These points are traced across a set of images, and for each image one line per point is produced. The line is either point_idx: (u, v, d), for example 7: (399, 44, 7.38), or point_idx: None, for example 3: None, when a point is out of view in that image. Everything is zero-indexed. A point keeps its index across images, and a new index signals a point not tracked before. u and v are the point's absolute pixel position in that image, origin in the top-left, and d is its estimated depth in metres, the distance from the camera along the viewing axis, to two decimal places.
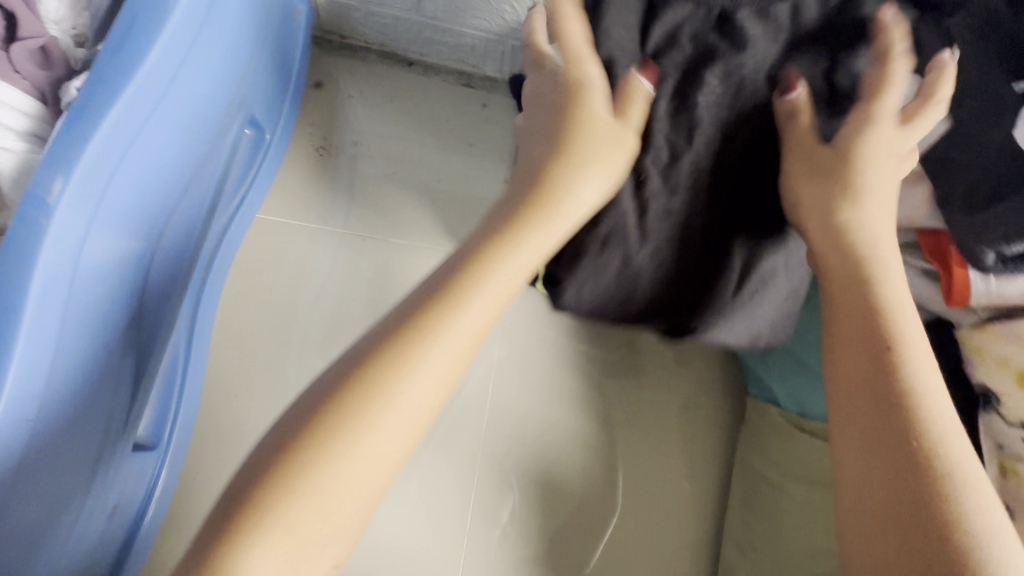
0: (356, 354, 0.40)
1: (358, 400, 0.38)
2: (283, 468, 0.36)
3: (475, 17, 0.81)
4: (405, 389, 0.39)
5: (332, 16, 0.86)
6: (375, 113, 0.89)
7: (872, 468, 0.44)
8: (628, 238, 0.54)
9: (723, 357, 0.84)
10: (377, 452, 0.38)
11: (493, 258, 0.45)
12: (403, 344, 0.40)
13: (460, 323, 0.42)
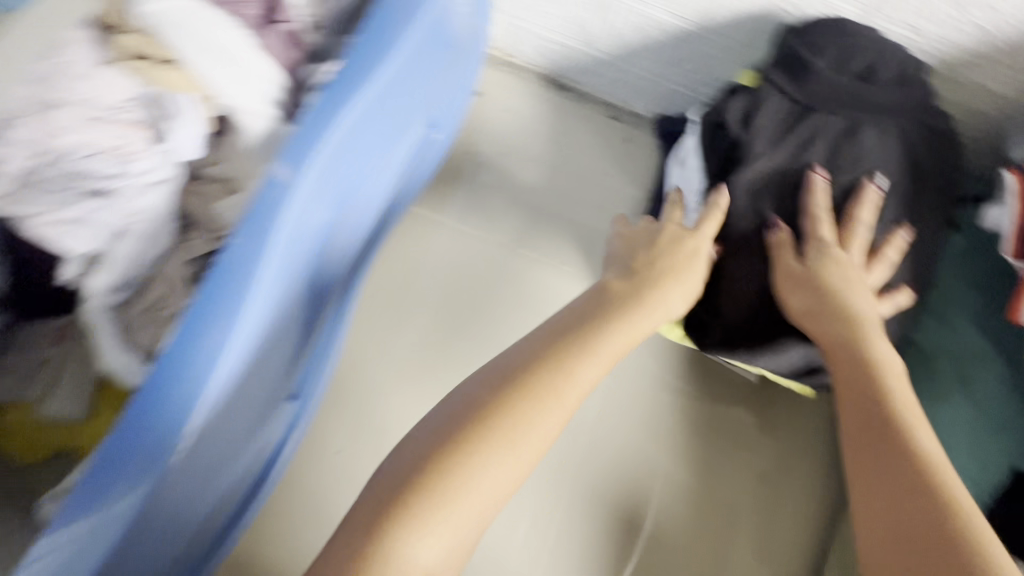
0: (475, 394, 0.51)
1: (493, 436, 0.49)
2: (424, 484, 0.46)
3: (643, 55, 0.84)
4: (531, 427, 0.50)
5: (506, 35, 0.92)
6: (522, 128, 0.94)
7: (893, 494, 0.50)
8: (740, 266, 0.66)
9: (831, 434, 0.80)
10: (498, 476, 0.48)
11: (621, 322, 0.58)
12: (533, 402, 0.51)
13: (579, 386, 0.53)
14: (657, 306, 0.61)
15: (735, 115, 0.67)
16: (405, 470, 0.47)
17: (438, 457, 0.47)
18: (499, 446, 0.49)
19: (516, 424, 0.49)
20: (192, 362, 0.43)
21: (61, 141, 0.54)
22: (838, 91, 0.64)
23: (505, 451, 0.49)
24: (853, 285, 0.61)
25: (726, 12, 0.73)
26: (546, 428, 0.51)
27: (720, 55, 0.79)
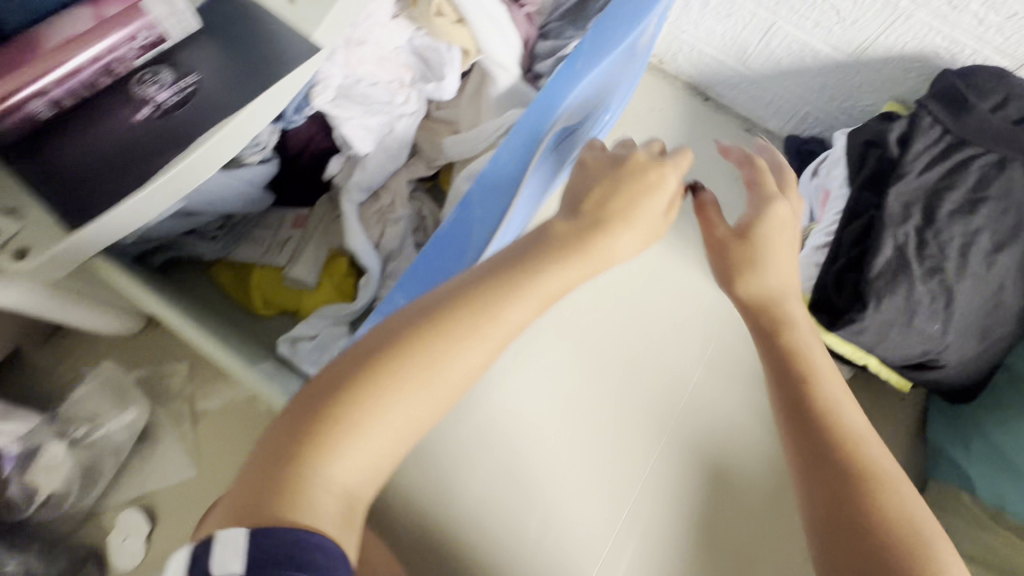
0: (365, 348, 0.39)
1: (395, 383, 0.38)
2: (326, 428, 0.36)
3: (791, 78, 0.95)
4: (444, 369, 0.39)
5: (665, 44, 1.05)
6: (664, 127, 1.07)
7: (820, 479, 0.48)
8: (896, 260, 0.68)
9: (916, 441, 0.87)
10: (410, 420, 0.39)
11: (537, 271, 0.42)
12: (399, 334, 0.39)
13: (502, 325, 0.41)
14: (597, 207, 0.46)
15: (893, 136, 0.74)
16: (286, 435, 0.37)
17: (306, 430, 0.37)
18: (387, 403, 0.38)
19: (402, 364, 0.38)
20: (459, 239, 0.57)
21: (359, 70, 0.66)
22: (995, 130, 0.69)
23: (388, 409, 0.38)
24: (786, 242, 0.54)
25: (881, 50, 0.83)
26: (375, 346, 0.39)
27: (865, 86, 0.89)
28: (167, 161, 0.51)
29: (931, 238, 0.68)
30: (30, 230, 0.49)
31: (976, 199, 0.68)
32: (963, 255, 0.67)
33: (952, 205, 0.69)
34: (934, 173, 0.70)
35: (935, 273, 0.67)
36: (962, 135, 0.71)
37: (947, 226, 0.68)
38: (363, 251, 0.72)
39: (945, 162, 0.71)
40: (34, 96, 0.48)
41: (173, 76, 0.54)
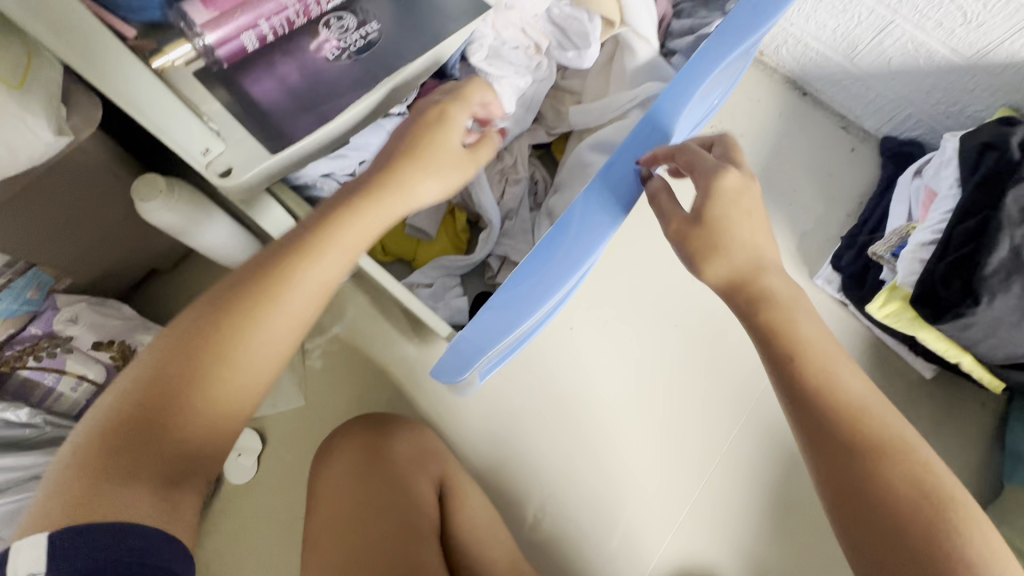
0: (218, 295, 0.44)
1: (235, 334, 0.43)
2: (187, 368, 0.41)
3: (899, 77, 0.96)
4: (265, 325, 0.43)
5: (770, 35, 1.05)
6: (761, 117, 1.08)
7: (832, 455, 0.47)
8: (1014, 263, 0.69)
9: (991, 444, 0.89)
10: (245, 383, 0.43)
11: (349, 209, 0.48)
12: (241, 298, 0.43)
13: (310, 284, 0.45)
14: (402, 153, 0.51)
15: (1014, 140, 0.75)
16: (145, 387, 0.40)
17: (161, 394, 0.40)
18: (238, 354, 0.43)
19: (262, 308, 0.43)
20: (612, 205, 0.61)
21: (504, 30, 0.69)
22: None
23: (240, 355, 0.43)
24: (742, 213, 0.53)
25: (1004, 55, 0.84)
26: (244, 302, 0.43)
27: (978, 90, 0.90)
28: (353, 101, 0.56)
29: None
30: (233, 152, 0.53)
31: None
32: None
33: None
34: None
35: None
36: None
37: None
38: (488, 205, 0.75)
39: None
40: (248, 31, 0.53)
41: (357, 22, 0.59)
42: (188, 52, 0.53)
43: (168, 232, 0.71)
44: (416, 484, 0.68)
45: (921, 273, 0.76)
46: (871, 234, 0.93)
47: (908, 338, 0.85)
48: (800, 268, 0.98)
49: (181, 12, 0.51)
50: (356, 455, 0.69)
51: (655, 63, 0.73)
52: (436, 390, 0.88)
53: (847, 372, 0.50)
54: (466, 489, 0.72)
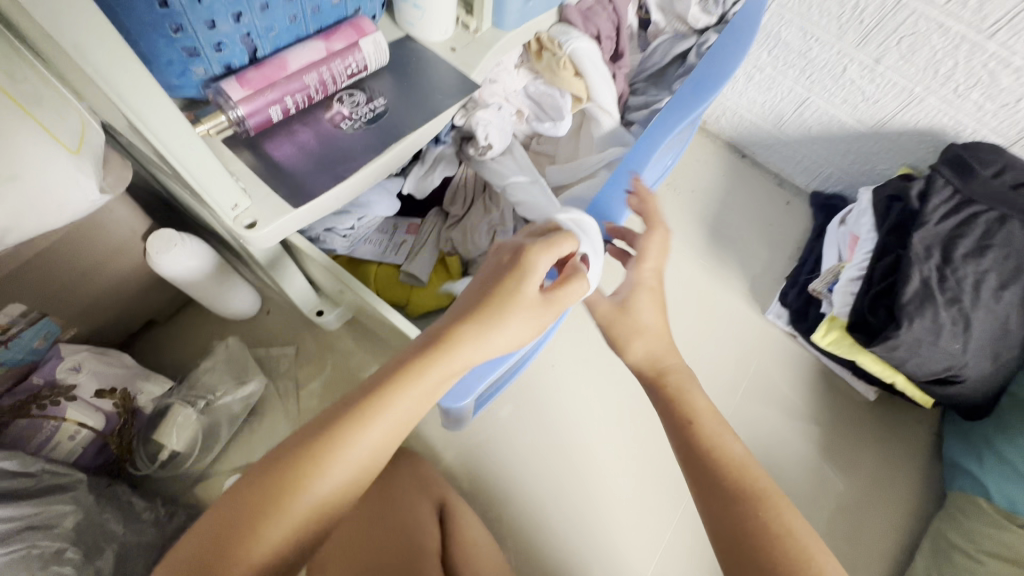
0: (331, 411, 0.43)
1: (335, 450, 0.41)
2: (286, 479, 0.40)
3: (819, 142, 1.13)
4: (352, 450, 0.42)
5: (711, 108, 1.23)
6: (708, 175, 1.23)
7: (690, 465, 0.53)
8: (927, 294, 0.81)
9: (930, 456, 1.00)
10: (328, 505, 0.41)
11: (459, 349, 0.45)
12: (351, 422, 0.42)
13: (372, 435, 0.43)
14: (494, 296, 0.47)
15: (913, 192, 0.90)
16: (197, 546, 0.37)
17: (264, 500, 0.39)
18: (335, 465, 0.41)
19: (363, 425, 0.43)
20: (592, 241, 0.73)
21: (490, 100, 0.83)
22: (994, 193, 0.86)
23: (338, 466, 0.41)
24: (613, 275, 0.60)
25: (898, 124, 1.01)
26: (352, 423, 0.42)
27: (882, 153, 1.07)
28: (365, 162, 0.65)
29: (952, 277, 0.82)
30: (259, 207, 0.60)
31: (983, 245, 0.84)
32: (977, 290, 0.82)
33: (965, 249, 0.84)
34: (947, 224, 0.86)
35: (955, 305, 0.80)
36: (967, 194, 0.87)
37: (963, 267, 0.83)
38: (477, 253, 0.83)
39: (956, 214, 0.87)
40: (275, 105, 0.62)
41: (366, 98, 0.69)
42: (220, 122, 0.61)
43: (179, 284, 0.78)
44: (419, 510, 0.72)
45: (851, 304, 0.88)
46: (810, 274, 1.06)
47: (849, 363, 0.96)
48: (753, 305, 1.10)
49: (217, 89, 0.60)
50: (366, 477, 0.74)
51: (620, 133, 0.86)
52: (429, 428, 0.93)
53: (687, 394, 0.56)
54: (465, 513, 0.77)
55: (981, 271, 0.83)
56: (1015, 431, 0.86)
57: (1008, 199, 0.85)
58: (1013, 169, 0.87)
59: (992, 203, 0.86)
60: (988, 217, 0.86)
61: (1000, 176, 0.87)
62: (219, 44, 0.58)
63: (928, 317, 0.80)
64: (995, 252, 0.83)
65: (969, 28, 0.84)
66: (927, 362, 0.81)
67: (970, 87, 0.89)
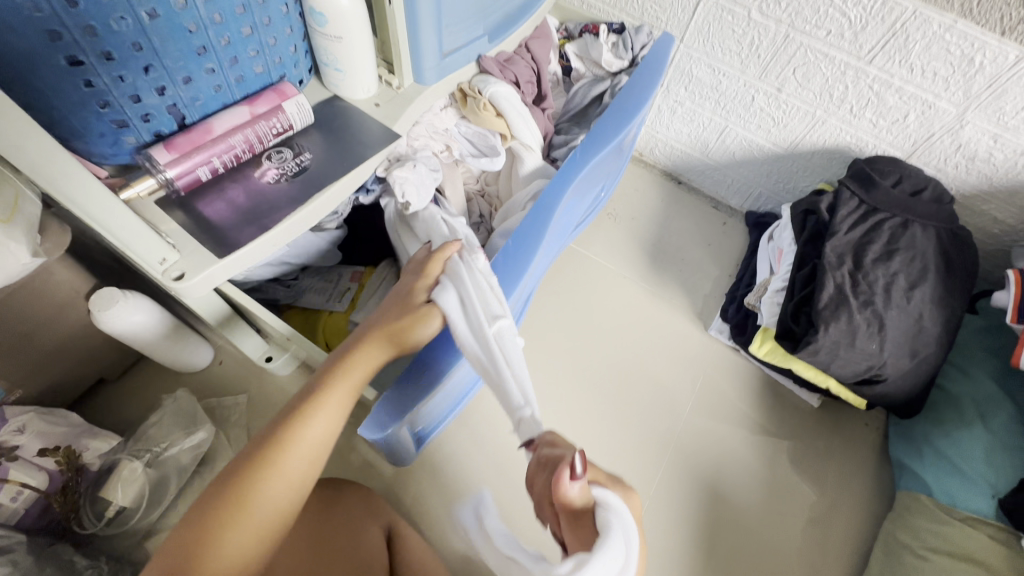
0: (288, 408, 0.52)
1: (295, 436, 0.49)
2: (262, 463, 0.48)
3: (744, 166, 1.20)
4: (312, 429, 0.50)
5: (644, 141, 1.32)
6: (647, 203, 1.30)
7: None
8: (843, 298, 0.85)
9: (879, 459, 1.02)
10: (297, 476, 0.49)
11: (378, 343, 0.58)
12: (305, 410, 0.51)
13: (320, 426, 0.51)
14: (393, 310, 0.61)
15: (824, 205, 0.96)
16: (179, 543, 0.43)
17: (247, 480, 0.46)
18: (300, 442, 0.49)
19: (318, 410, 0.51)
20: (512, 269, 0.78)
21: (415, 142, 0.88)
22: (894, 200, 0.92)
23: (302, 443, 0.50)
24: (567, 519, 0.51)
25: (809, 145, 1.08)
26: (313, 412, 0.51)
27: (801, 172, 1.14)
28: (290, 212, 0.70)
29: (865, 281, 0.87)
30: (186, 260, 0.64)
31: (891, 250, 0.89)
32: (888, 290, 0.86)
33: (874, 253, 0.89)
34: (856, 232, 0.91)
35: (869, 308, 0.85)
36: (872, 203, 0.93)
37: (873, 270, 0.87)
38: None
39: (864, 221, 0.92)
40: (202, 166, 0.67)
41: (293, 153, 0.75)
42: (151, 185, 0.66)
43: (121, 339, 0.80)
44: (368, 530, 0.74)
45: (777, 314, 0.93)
46: (746, 289, 1.11)
47: (788, 372, 1.00)
48: (696, 323, 1.15)
49: (146, 156, 0.65)
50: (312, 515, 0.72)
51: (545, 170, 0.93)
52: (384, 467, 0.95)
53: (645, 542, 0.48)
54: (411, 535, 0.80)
55: (891, 273, 0.87)
56: (947, 427, 0.89)
57: (907, 206, 0.91)
58: (908, 178, 0.94)
59: (893, 209, 0.92)
60: (893, 223, 0.91)
61: (899, 184, 0.93)
62: (147, 115, 0.63)
63: (845, 321, 0.84)
64: (898, 254, 0.89)
65: (849, 56, 0.92)
66: (849, 364, 0.85)
67: (862, 107, 0.97)
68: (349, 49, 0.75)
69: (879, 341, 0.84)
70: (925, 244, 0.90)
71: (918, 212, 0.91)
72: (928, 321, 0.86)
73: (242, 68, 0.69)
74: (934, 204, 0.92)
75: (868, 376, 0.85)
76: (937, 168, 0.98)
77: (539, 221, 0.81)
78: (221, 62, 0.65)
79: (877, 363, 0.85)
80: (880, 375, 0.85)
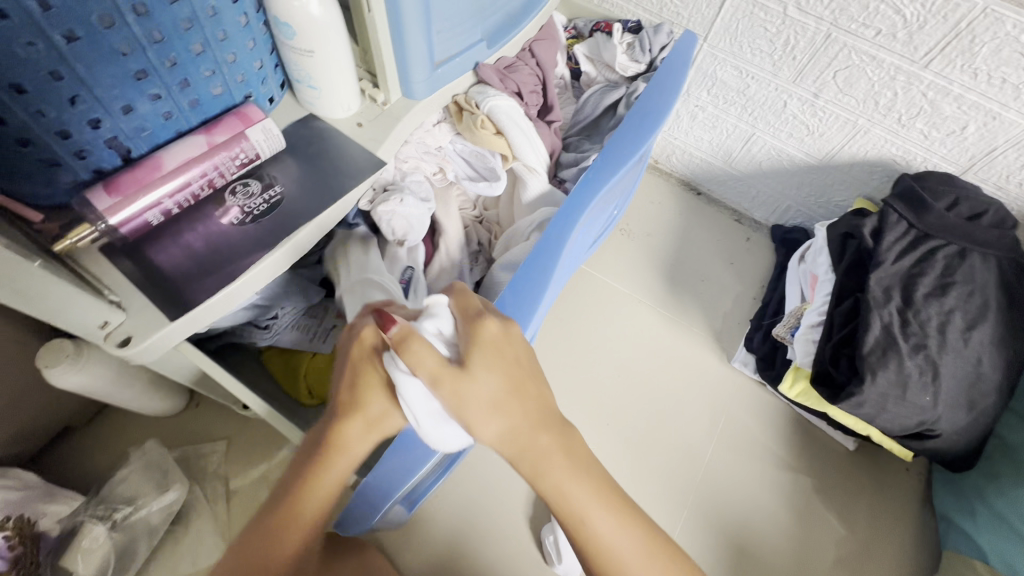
0: (296, 464, 0.49)
1: (297, 494, 0.47)
2: (272, 515, 0.48)
3: (772, 176, 1.09)
4: (310, 496, 0.47)
5: (659, 147, 1.20)
6: (661, 216, 1.19)
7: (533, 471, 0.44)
8: (891, 339, 0.75)
9: (920, 507, 0.93)
10: (304, 528, 0.48)
11: (363, 411, 0.47)
12: (301, 477, 0.48)
13: (316, 496, 0.48)
14: (352, 365, 0.47)
15: (865, 229, 0.86)
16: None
17: (260, 528, 0.48)
18: (300, 506, 0.47)
19: (313, 478, 0.47)
20: (517, 309, 0.68)
21: (405, 164, 0.78)
22: (950, 227, 0.81)
23: (304, 506, 0.47)
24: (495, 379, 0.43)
25: (847, 156, 0.97)
26: (313, 482, 0.47)
27: (837, 185, 1.02)
28: (256, 259, 0.60)
29: (916, 320, 0.76)
30: (133, 320, 0.55)
31: (945, 283, 0.79)
32: (943, 330, 0.76)
33: (926, 287, 0.79)
34: (906, 261, 0.81)
35: (921, 352, 0.74)
36: (922, 228, 0.82)
37: (925, 306, 0.77)
38: None
39: (914, 249, 0.81)
40: (151, 208, 0.58)
41: (261, 187, 0.65)
42: (90, 235, 0.56)
43: (76, 393, 0.71)
44: None
45: (813, 353, 0.83)
46: (775, 318, 1.00)
47: (822, 414, 0.90)
48: (718, 353, 1.05)
49: (84, 198, 0.55)
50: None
51: (551, 193, 0.83)
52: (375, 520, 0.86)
53: (474, 355, 0.42)
54: None
55: (946, 309, 0.77)
56: (1006, 483, 0.79)
57: (965, 233, 0.80)
58: (966, 199, 0.82)
59: (948, 236, 0.81)
60: (949, 252, 0.81)
61: (955, 206, 0.82)
62: (81, 151, 0.54)
63: (894, 366, 0.74)
64: (954, 287, 0.78)
65: (902, 58, 0.80)
66: (900, 413, 0.75)
67: (913, 116, 0.85)
68: (323, 64, 0.64)
69: (933, 390, 0.74)
70: (986, 277, 0.79)
71: (980, 238, 0.80)
72: (988, 367, 0.76)
73: (196, 90, 0.58)
74: (999, 231, 0.81)
75: (919, 428, 0.76)
76: (998, 186, 0.86)
77: (548, 252, 0.71)
78: (168, 86, 0.55)
79: (930, 415, 0.75)
80: (933, 428, 0.76)
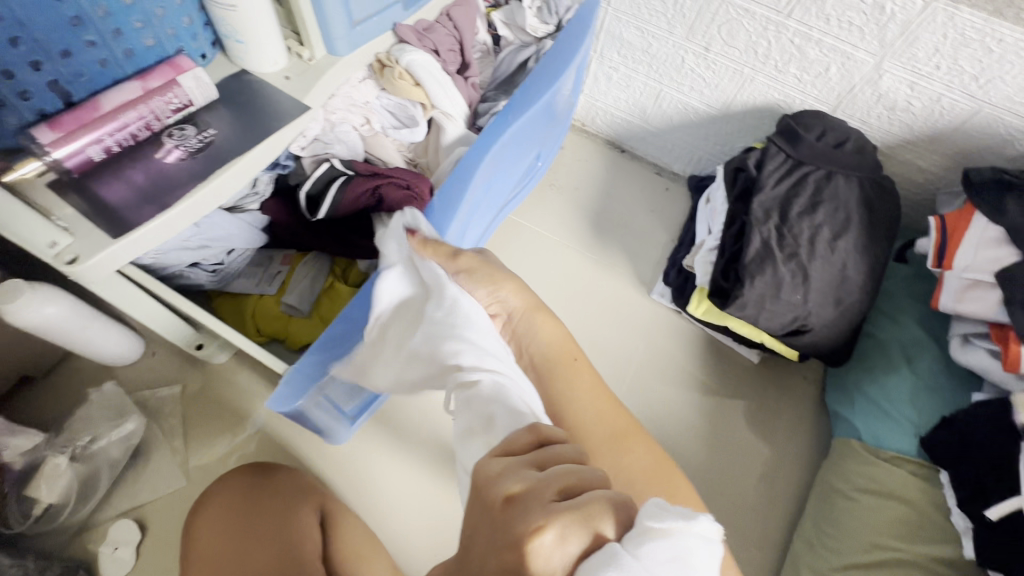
0: None
1: None
2: None
3: (683, 129, 1.20)
4: None
5: (585, 109, 1.30)
6: (588, 172, 1.29)
7: None
8: (770, 250, 0.86)
9: (816, 408, 1.05)
10: None
11: None
12: None
13: None
14: None
15: (752, 162, 0.97)
16: None
17: None
18: None
19: None
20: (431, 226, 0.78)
21: (333, 115, 0.87)
22: (820, 153, 0.92)
23: None
24: None
25: (741, 103, 1.08)
26: None
27: (737, 132, 1.14)
28: (191, 189, 0.68)
29: (791, 233, 0.88)
30: (81, 242, 0.62)
31: (815, 202, 0.90)
32: (813, 241, 0.87)
33: (800, 205, 0.90)
34: (784, 185, 0.92)
35: (794, 260, 0.86)
36: (797, 157, 0.94)
37: (799, 221, 0.88)
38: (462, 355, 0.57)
39: (790, 175, 0.93)
40: (93, 145, 0.65)
41: (196, 130, 0.72)
42: (37, 167, 0.64)
43: (34, 331, 0.77)
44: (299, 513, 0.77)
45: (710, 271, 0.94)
46: (686, 252, 1.11)
47: (725, 329, 1.01)
48: (640, 289, 1.15)
49: (30, 136, 0.62)
50: (230, 504, 0.77)
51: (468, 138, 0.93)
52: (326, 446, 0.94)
53: None
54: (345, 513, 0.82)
55: (816, 223, 0.88)
56: (876, 372, 0.91)
57: (831, 158, 0.92)
58: (833, 130, 0.94)
59: (817, 161, 0.92)
60: (819, 175, 0.92)
61: (824, 135, 0.94)
62: (25, 92, 0.61)
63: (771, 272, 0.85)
64: (823, 205, 0.90)
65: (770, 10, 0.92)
66: (780, 314, 0.87)
67: (787, 62, 0.97)
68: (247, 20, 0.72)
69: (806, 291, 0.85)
70: (850, 194, 0.91)
71: (844, 163, 0.92)
72: (852, 270, 0.88)
73: (129, 40, 0.66)
74: (861, 155, 0.93)
75: (796, 325, 0.87)
76: (862, 121, 0.99)
77: (459, 179, 0.80)
78: (102, 34, 0.63)
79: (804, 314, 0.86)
80: (808, 325, 0.87)
